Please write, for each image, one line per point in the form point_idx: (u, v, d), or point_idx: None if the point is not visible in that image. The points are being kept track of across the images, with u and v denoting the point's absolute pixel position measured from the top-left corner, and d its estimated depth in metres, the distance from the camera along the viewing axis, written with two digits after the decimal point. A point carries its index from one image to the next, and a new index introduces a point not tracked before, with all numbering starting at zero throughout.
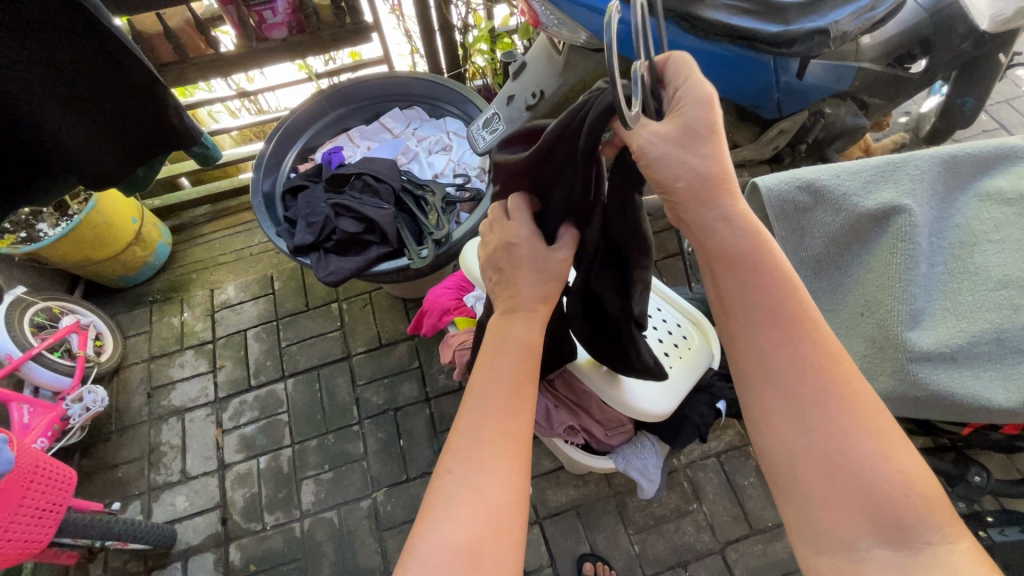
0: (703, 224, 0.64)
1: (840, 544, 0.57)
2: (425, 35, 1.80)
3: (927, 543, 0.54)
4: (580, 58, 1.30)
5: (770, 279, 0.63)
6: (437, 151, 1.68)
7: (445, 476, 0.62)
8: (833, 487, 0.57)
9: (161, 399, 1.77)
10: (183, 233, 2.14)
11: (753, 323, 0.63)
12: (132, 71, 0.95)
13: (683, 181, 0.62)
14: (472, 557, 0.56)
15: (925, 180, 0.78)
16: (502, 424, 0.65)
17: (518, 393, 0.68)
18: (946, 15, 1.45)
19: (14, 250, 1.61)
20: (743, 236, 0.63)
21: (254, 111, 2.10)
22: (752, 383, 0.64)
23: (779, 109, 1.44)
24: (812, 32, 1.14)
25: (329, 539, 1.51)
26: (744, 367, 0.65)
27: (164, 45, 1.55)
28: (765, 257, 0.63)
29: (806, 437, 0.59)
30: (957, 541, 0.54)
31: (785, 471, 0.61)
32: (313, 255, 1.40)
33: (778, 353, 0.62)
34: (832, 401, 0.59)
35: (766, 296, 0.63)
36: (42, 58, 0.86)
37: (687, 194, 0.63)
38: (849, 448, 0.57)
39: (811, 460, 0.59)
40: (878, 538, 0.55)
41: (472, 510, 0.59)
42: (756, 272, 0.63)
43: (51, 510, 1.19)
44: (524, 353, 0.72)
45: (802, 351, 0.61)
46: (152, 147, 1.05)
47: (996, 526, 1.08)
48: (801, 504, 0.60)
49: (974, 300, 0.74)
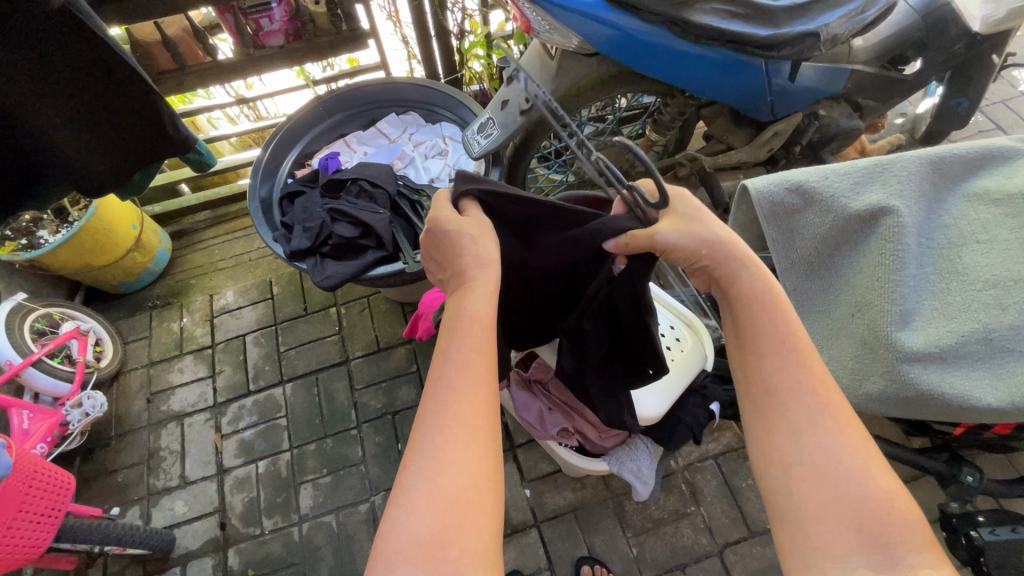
0: (723, 274, 0.73)
1: (824, 560, 0.56)
2: (421, 40, 1.81)
3: (910, 564, 0.53)
4: (572, 63, 1.33)
5: (774, 316, 0.69)
6: (434, 156, 1.68)
7: (407, 470, 0.62)
8: (818, 496, 0.59)
9: (161, 404, 1.77)
10: (182, 239, 2.15)
11: (760, 352, 0.67)
12: (129, 81, 0.97)
13: (705, 246, 0.72)
14: (431, 546, 0.56)
15: (913, 180, 0.79)
16: (457, 411, 0.64)
17: (476, 375, 0.67)
18: (938, 17, 1.46)
19: (15, 257, 1.62)
20: (755, 284, 0.71)
21: (253, 117, 2.11)
22: (755, 405, 0.67)
23: (773, 110, 1.44)
24: (802, 35, 1.15)
25: (328, 542, 1.51)
26: (750, 393, 0.68)
27: (163, 53, 1.57)
28: (768, 295, 0.70)
29: (802, 453, 0.61)
30: (939, 569, 0.53)
31: (778, 482, 0.62)
32: (310, 260, 1.41)
33: (782, 378, 0.66)
34: (828, 421, 0.62)
35: (773, 330, 0.68)
36: (41, 71, 0.87)
37: (712, 256, 0.72)
38: (840, 462, 0.60)
39: (800, 478, 0.60)
40: (867, 557, 0.54)
41: (430, 500, 0.59)
42: (766, 310, 0.69)
43: (49, 515, 1.20)
44: (477, 331, 0.71)
45: (799, 376, 0.65)
46: (149, 154, 1.07)
47: (988, 527, 1.07)
48: (790, 525, 0.60)
49: (963, 300, 0.74)
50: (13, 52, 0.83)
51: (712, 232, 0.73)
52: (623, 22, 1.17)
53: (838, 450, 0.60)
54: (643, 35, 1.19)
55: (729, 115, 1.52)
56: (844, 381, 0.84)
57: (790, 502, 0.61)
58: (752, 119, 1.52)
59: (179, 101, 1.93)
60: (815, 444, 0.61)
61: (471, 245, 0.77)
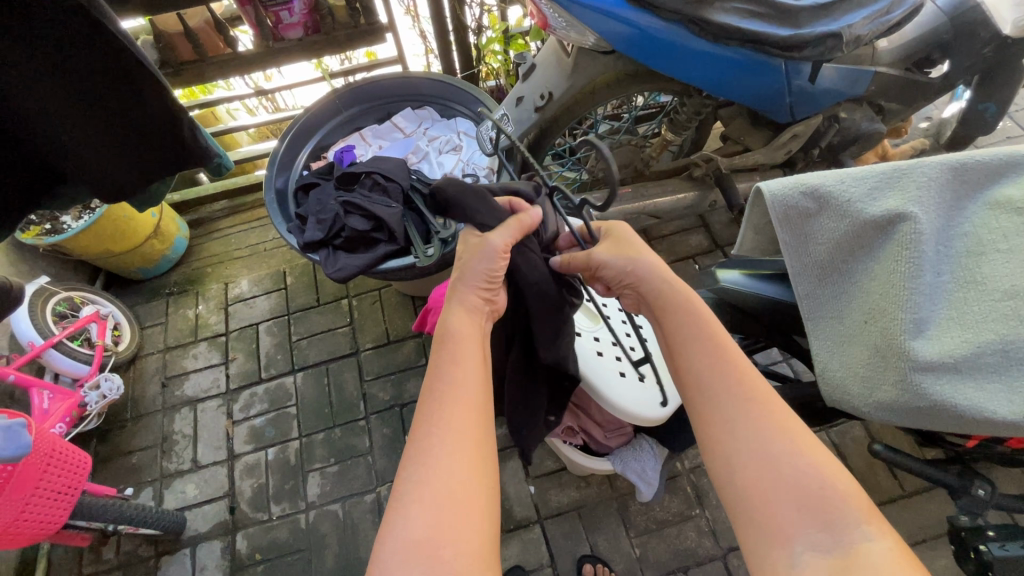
0: (646, 289, 0.83)
1: (774, 547, 0.59)
2: (439, 35, 1.81)
3: (849, 540, 0.57)
4: (588, 60, 1.32)
5: (690, 317, 0.77)
6: (448, 151, 1.69)
7: (405, 472, 0.65)
8: (762, 487, 0.63)
9: (175, 389, 1.81)
10: (200, 227, 2.19)
11: (691, 357, 0.74)
12: (142, 81, 0.97)
13: (632, 271, 0.84)
14: (428, 548, 0.58)
15: (933, 186, 0.77)
16: (447, 416, 0.68)
17: (465, 381, 0.72)
18: (967, 19, 1.42)
19: (39, 241, 1.67)
20: (659, 288, 0.82)
21: (271, 109, 2.14)
22: (691, 402, 0.72)
23: (792, 112, 1.41)
24: (824, 35, 1.14)
25: (334, 530, 1.54)
26: (686, 394, 0.74)
27: (184, 44, 1.59)
28: (691, 305, 0.78)
29: (736, 444, 0.66)
30: (878, 540, 0.56)
31: (722, 476, 0.67)
32: (323, 252, 1.43)
33: (710, 372, 0.72)
34: (757, 409, 0.68)
35: (697, 333, 0.75)
36: (52, 70, 0.87)
37: (637, 277, 0.84)
38: (776, 452, 0.64)
39: (743, 468, 0.64)
40: (810, 539, 0.58)
41: (422, 503, 0.61)
42: (689, 316, 0.77)
43: (67, 492, 1.23)
44: (460, 343, 0.78)
45: (728, 373, 0.71)
46: (165, 157, 1.08)
47: (999, 541, 1.03)
48: (744, 516, 0.63)
49: (979, 310, 0.72)
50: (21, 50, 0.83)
51: (644, 259, 0.84)
52: (640, 19, 1.17)
53: (772, 436, 0.65)
54: (660, 32, 1.18)
55: (748, 115, 1.50)
56: (855, 390, 0.83)
57: (733, 491, 0.65)
58: (770, 121, 1.50)
59: (199, 91, 1.96)
60: (748, 438, 0.66)
61: (480, 259, 0.83)
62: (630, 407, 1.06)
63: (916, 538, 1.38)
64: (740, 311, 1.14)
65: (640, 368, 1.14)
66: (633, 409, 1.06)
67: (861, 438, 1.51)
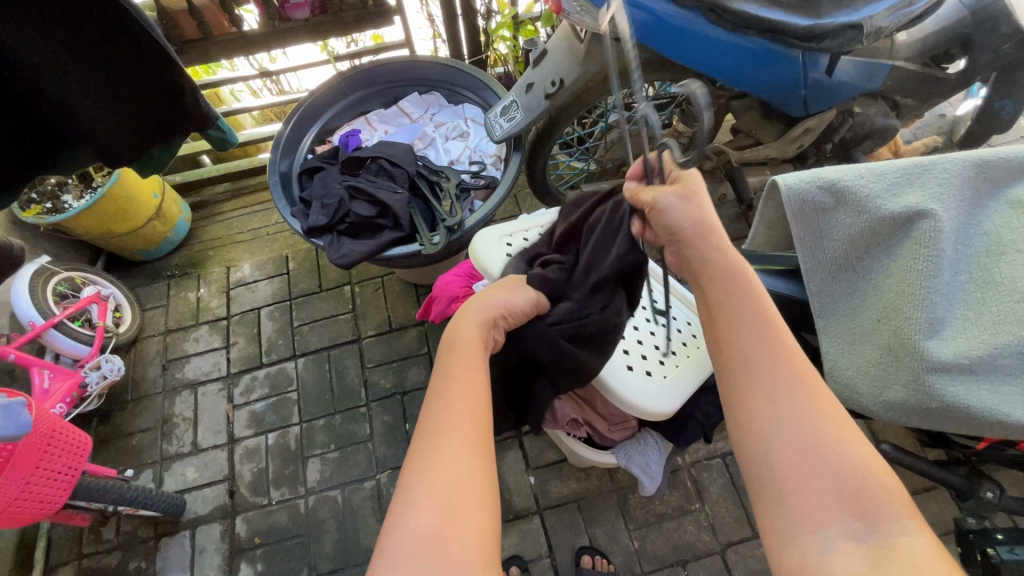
0: (696, 254, 0.73)
1: (806, 533, 0.59)
2: (448, 19, 1.78)
3: (889, 532, 0.56)
4: (602, 47, 1.30)
5: (741, 292, 0.71)
6: (454, 137, 1.67)
7: (409, 470, 0.65)
8: (798, 471, 0.62)
9: (176, 371, 1.80)
10: (202, 210, 2.17)
11: (737, 332, 0.70)
12: (151, 51, 0.97)
13: (689, 224, 0.73)
14: (436, 541, 0.58)
15: (954, 183, 0.75)
16: (450, 416, 0.70)
17: (467, 386, 0.74)
18: (989, 13, 1.39)
19: (40, 220, 1.65)
20: (717, 259, 0.73)
21: (275, 91, 2.11)
22: (732, 379, 0.69)
23: (806, 107, 1.38)
24: (845, 26, 1.11)
25: (333, 516, 1.54)
26: (727, 367, 0.70)
27: (189, 22, 1.56)
28: (745, 281, 0.72)
29: (782, 424, 0.64)
30: (916, 534, 0.56)
31: (759, 452, 0.65)
32: (326, 237, 1.40)
33: (756, 347, 0.68)
34: (797, 388, 0.66)
35: (747, 312, 0.70)
36: (63, 38, 0.87)
37: (689, 234, 0.73)
38: (817, 433, 0.63)
39: (779, 449, 0.63)
40: (848, 529, 0.58)
41: (429, 495, 0.62)
42: (742, 295, 0.71)
43: (67, 473, 1.23)
44: (467, 353, 0.80)
45: (768, 350, 0.68)
46: (171, 128, 1.08)
47: (1007, 545, 1.02)
48: (773, 500, 0.62)
49: (997, 311, 0.71)
50: (34, 16, 0.83)
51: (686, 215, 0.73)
52: (656, 6, 1.16)
53: (813, 424, 0.63)
54: (675, 19, 1.17)
55: (760, 107, 1.48)
56: (865, 389, 0.82)
57: (765, 475, 0.64)
58: (783, 114, 1.48)
59: (203, 71, 1.93)
60: (790, 423, 0.64)
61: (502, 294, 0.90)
62: (638, 400, 1.05)
63: None
64: None
65: (647, 360, 1.12)
66: (639, 402, 1.05)
67: (864, 437, 1.51)
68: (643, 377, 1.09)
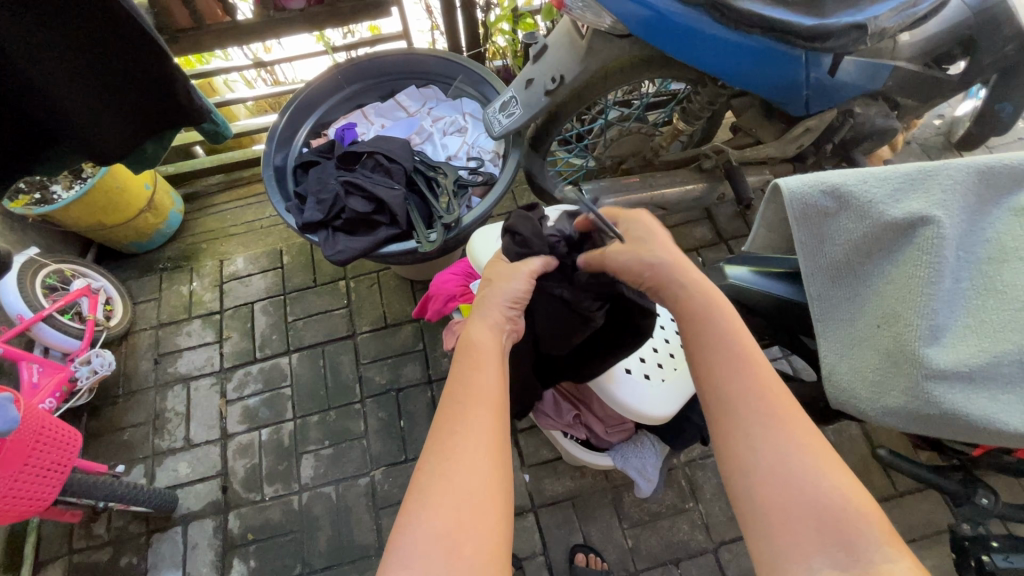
0: (666, 293, 0.79)
1: (790, 562, 0.58)
2: (446, 12, 1.76)
3: (871, 560, 0.56)
4: (603, 42, 1.27)
5: (721, 327, 0.74)
6: (452, 132, 1.65)
7: (422, 471, 0.64)
8: (783, 501, 0.61)
9: (168, 365, 1.78)
10: (195, 202, 2.14)
11: (713, 363, 0.72)
12: (139, 38, 0.94)
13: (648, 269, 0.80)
14: (450, 542, 0.58)
15: (957, 190, 0.74)
16: (469, 420, 0.68)
17: (479, 389, 0.71)
18: (992, 15, 1.37)
19: (27, 211, 1.61)
20: (679, 297, 0.78)
21: (270, 81, 2.07)
22: (712, 414, 0.70)
23: (807, 106, 1.37)
24: (849, 26, 1.10)
25: (326, 513, 1.53)
26: (707, 400, 0.72)
27: (181, 11, 1.52)
28: (721, 312, 0.75)
29: (762, 456, 0.64)
30: (898, 561, 0.56)
31: (742, 487, 0.65)
32: (322, 233, 1.39)
33: (733, 379, 0.70)
34: (780, 423, 0.66)
35: (724, 341, 0.73)
36: (49, 33, 0.85)
37: (654, 276, 0.80)
38: (805, 466, 0.63)
39: (761, 479, 0.63)
40: (830, 556, 0.57)
41: (445, 496, 0.61)
42: (720, 322, 0.74)
43: (56, 470, 1.21)
44: (482, 356, 0.76)
45: (749, 382, 0.69)
46: (162, 119, 1.06)
47: (1002, 552, 1.03)
48: (758, 528, 0.62)
49: (998, 320, 0.70)
50: (17, 16, 0.80)
51: (657, 257, 0.80)
52: (659, 2, 1.15)
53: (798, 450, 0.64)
54: (677, 16, 1.16)
55: (761, 107, 1.48)
56: (863, 393, 0.82)
57: (751, 506, 0.63)
58: (783, 113, 1.47)
59: (195, 60, 1.90)
60: (774, 454, 0.64)
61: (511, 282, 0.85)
62: (635, 406, 1.05)
63: (907, 538, 1.39)
64: (747, 309, 1.11)
65: (645, 364, 1.11)
66: (636, 407, 1.05)
67: (857, 437, 1.51)
68: (641, 382, 1.08)
